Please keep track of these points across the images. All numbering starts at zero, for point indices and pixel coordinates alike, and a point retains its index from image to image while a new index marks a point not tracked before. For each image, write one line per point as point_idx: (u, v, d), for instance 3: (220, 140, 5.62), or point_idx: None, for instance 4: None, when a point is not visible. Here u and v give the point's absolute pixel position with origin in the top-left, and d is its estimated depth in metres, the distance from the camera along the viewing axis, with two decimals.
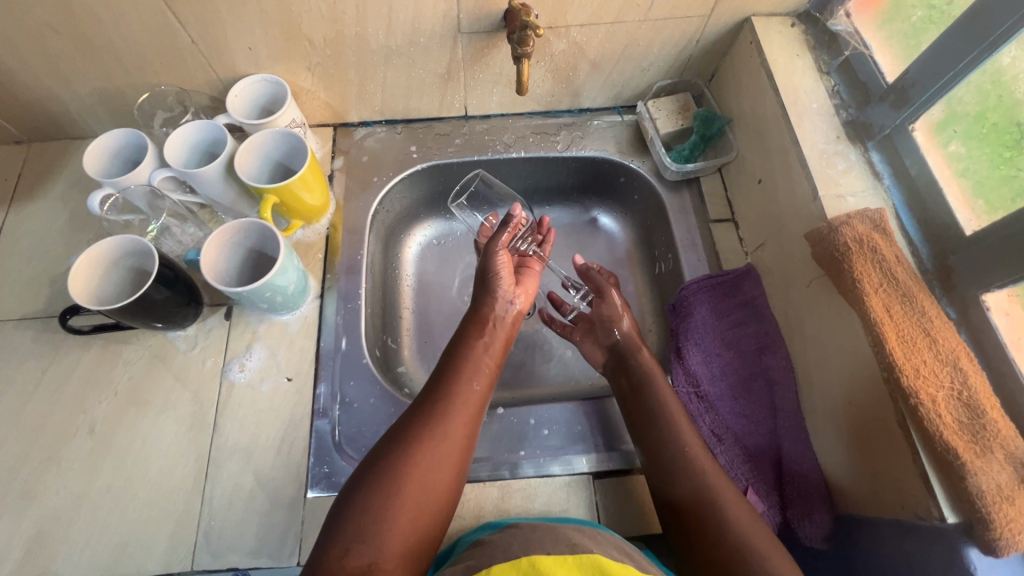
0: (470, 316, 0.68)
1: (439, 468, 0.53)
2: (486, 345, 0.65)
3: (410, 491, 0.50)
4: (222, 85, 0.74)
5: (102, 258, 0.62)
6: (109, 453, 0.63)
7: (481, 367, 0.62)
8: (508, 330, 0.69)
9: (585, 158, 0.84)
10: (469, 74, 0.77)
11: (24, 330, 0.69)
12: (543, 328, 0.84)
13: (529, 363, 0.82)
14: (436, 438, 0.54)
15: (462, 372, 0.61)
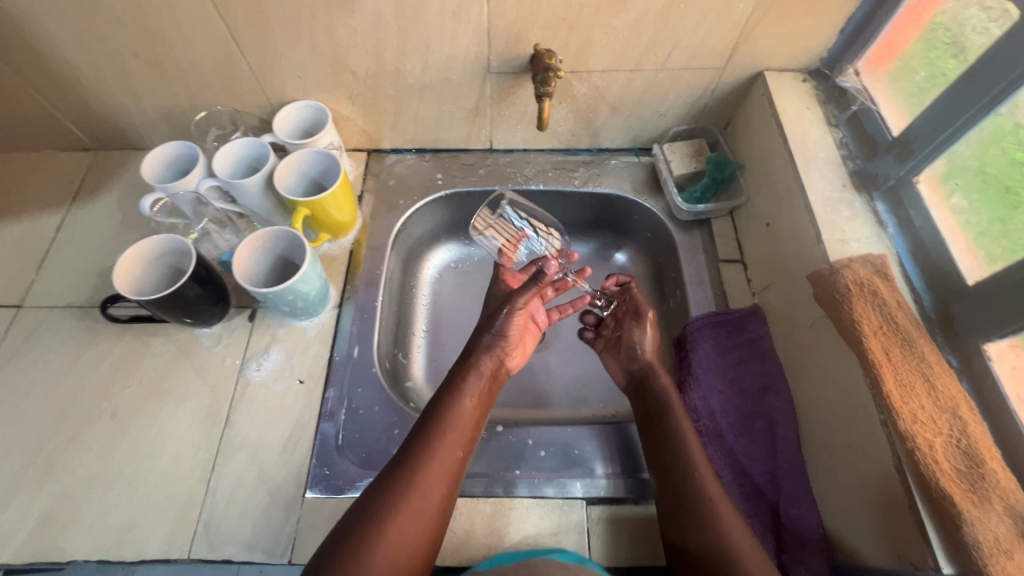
0: (463, 367, 0.65)
1: (410, 536, 0.52)
2: (473, 397, 0.63)
3: (381, 560, 0.50)
4: (271, 109, 0.81)
5: (157, 254, 0.68)
6: (128, 436, 0.66)
7: (465, 421, 0.61)
8: (493, 378, 0.67)
9: (612, 194, 0.88)
10: (496, 111, 0.82)
11: (67, 317, 0.74)
12: (549, 357, 0.86)
13: (535, 390, 0.83)
14: (409, 510, 0.53)
15: (443, 434, 0.58)
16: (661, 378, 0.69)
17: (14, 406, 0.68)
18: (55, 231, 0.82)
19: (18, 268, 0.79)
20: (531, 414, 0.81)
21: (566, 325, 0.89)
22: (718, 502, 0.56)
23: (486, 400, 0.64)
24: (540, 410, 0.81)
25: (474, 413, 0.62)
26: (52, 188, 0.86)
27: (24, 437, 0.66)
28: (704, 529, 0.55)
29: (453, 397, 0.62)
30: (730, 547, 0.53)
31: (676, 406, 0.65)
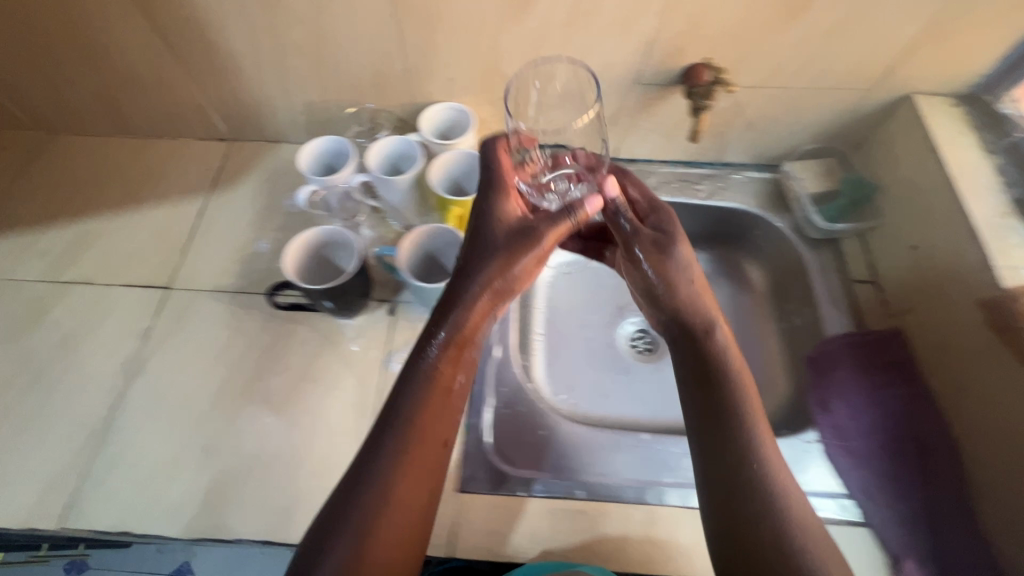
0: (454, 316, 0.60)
1: (401, 520, 0.51)
2: (442, 356, 0.59)
3: (380, 545, 0.49)
4: (412, 108, 0.83)
5: (322, 243, 0.70)
6: (282, 421, 0.68)
7: (438, 388, 0.58)
8: (484, 312, 0.62)
9: (737, 210, 0.89)
10: (631, 121, 0.83)
11: (216, 301, 0.77)
12: (664, 369, 0.87)
13: (655, 399, 0.84)
14: (397, 497, 0.51)
15: (421, 412, 0.56)
16: (715, 330, 0.61)
17: (171, 385, 0.70)
18: (197, 216, 0.85)
19: (164, 252, 0.81)
20: (648, 423, 0.82)
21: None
22: (782, 479, 0.51)
23: (469, 355, 0.61)
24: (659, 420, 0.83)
25: (448, 365, 0.59)
26: (192, 175, 0.89)
27: (181, 415, 0.68)
28: (762, 522, 0.49)
29: (426, 366, 0.58)
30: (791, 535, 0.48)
31: (730, 371, 0.58)
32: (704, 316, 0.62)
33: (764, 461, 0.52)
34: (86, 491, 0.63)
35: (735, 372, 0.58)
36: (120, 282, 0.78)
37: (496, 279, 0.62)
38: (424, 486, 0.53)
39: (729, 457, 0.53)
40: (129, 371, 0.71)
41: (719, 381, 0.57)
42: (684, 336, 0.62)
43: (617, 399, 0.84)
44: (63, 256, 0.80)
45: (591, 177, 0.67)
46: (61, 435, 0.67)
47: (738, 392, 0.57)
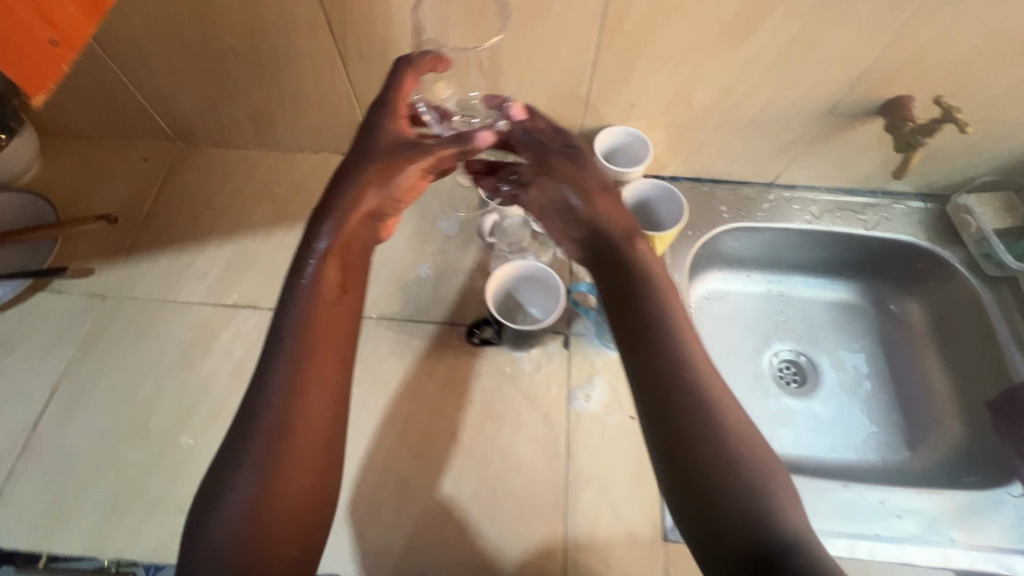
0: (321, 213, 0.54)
1: (298, 446, 0.47)
2: (327, 267, 0.52)
3: (284, 485, 0.46)
4: (579, 130, 0.80)
5: (519, 276, 0.71)
6: (474, 460, 0.67)
7: (323, 326, 0.50)
8: (361, 221, 0.55)
9: (905, 242, 0.86)
10: (805, 148, 0.80)
11: (385, 329, 0.75)
12: (816, 404, 0.88)
13: (811, 433, 0.85)
14: (297, 418, 0.47)
15: (322, 327, 0.51)
16: (638, 239, 0.56)
17: (356, 419, 0.69)
18: None
19: None
20: (811, 460, 0.83)
21: (829, 371, 0.90)
22: (730, 406, 0.46)
23: (359, 262, 0.55)
24: (821, 456, 0.83)
25: (337, 276, 0.53)
26: None
27: (371, 450, 0.67)
28: (711, 446, 0.44)
29: (306, 281, 0.51)
30: (720, 460, 0.43)
31: (661, 281, 0.53)
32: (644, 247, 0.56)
33: (695, 380, 0.47)
34: None
35: (655, 281, 0.52)
36: None
37: (373, 200, 0.55)
38: (327, 441, 0.49)
39: (653, 390, 0.47)
40: None
41: (634, 291, 0.52)
42: (624, 251, 0.55)
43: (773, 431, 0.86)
44: (225, 277, 0.78)
45: (500, 110, 0.64)
46: None
47: (665, 317, 0.50)
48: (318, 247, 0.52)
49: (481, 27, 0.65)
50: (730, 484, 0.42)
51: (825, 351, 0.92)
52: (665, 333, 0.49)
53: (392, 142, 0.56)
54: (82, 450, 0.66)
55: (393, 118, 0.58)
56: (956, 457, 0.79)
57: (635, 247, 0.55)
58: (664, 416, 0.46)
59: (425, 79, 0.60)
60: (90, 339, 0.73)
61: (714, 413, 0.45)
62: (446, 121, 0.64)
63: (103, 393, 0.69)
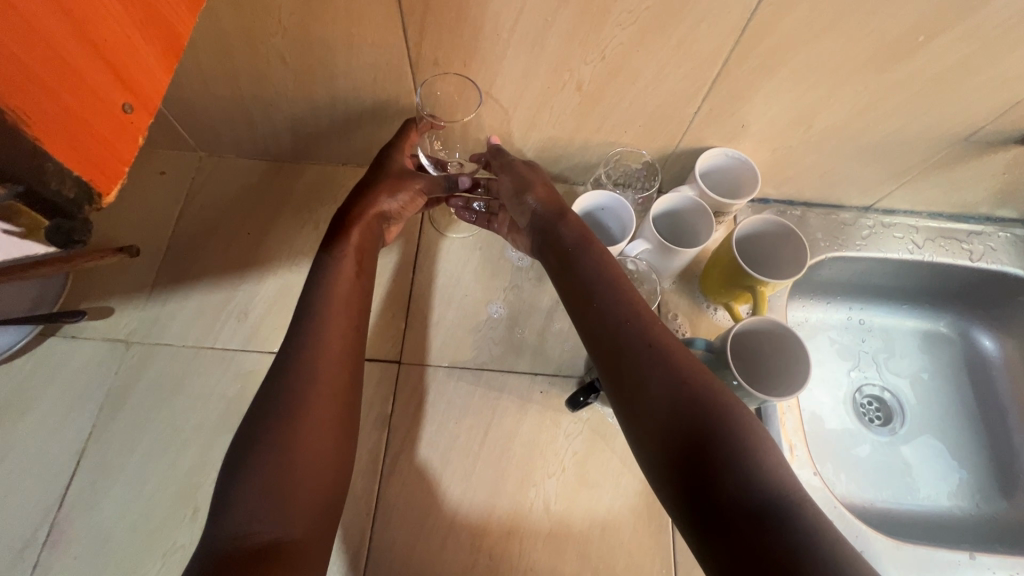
0: (339, 221, 0.61)
1: (322, 415, 0.50)
2: (347, 272, 0.58)
3: (306, 446, 0.48)
4: (672, 152, 0.71)
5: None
6: (571, 536, 0.59)
7: (340, 324, 0.55)
8: (373, 224, 0.63)
9: (1010, 273, 0.79)
10: (920, 175, 0.72)
11: (459, 381, 0.66)
12: (904, 449, 0.82)
13: (900, 480, 0.79)
14: (313, 385, 0.50)
15: (327, 299, 0.55)
16: (570, 215, 0.61)
17: (434, 489, 0.61)
18: (410, 270, 0.72)
19: (383, 315, 0.69)
20: (900, 508, 0.77)
21: (914, 408, 0.84)
22: (681, 352, 0.48)
23: (365, 257, 0.61)
24: (912, 504, 0.78)
25: (356, 278, 0.58)
26: None
27: (455, 527, 0.59)
28: (647, 386, 0.47)
29: (330, 272, 0.57)
30: (689, 397, 0.45)
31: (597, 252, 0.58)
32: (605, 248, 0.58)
33: (659, 329, 0.50)
34: None
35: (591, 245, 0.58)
36: None
37: (385, 204, 0.63)
38: (337, 436, 0.51)
39: (628, 376, 0.48)
40: (380, 471, 0.61)
41: (581, 259, 0.57)
42: (585, 247, 0.58)
43: (864, 480, 0.79)
44: (268, 319, 0.68)
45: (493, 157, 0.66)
46: None
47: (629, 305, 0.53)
48: (343, 249, 0.59)
49: (462, 104, 0.62)
50: (718, 444, 0.42)
51: (910, 385, 0.86)
52: (609, 288, 0.54)
53: (399, 178, 0.64)
54: (120, 534, 0.57)
55: (402, 151, 0.66)
56: None
57: (602, 249, 0.58)
58: (647, 395, 0.46)
59: (428, 135, 0.63)
60: (117, 395, 0.63)
61: (674, 353, 0.48)
62: (443, 169, 0.67)
63: (139, 461, 0.60)
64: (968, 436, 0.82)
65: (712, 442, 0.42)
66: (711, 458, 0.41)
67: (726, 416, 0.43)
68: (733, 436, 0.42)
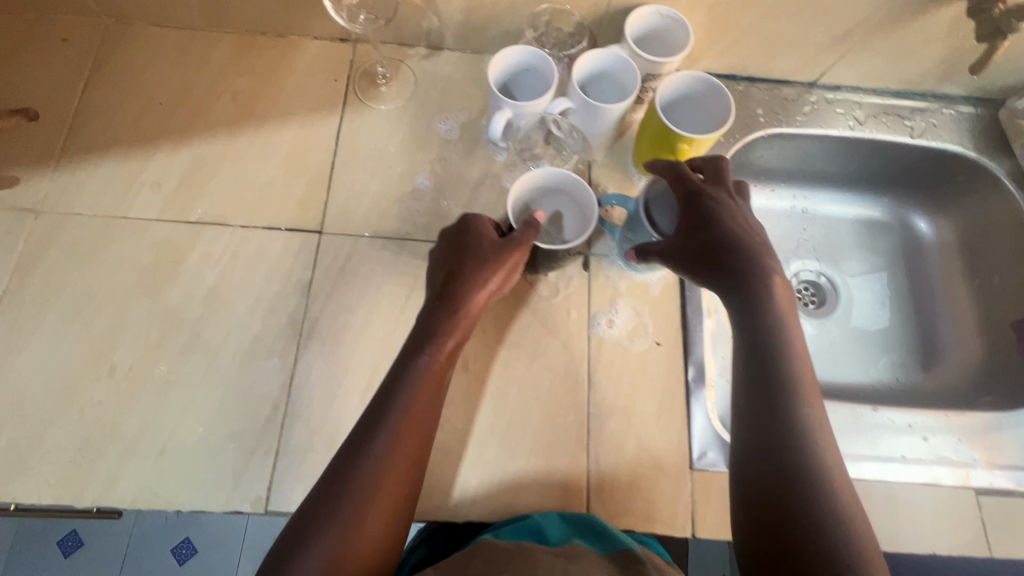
0: (476, 261, 0.56)
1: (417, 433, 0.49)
2: (437, 361, 0.52)
3: (397, 468, 0.47)
4: (605, 13, 0.67)
5: (539, 186, 0.62)
6: (488, 391, 0.61)
7: (413, 427, 0.48)
8: (475, 316, 0.55)
9: (950, 151, 0.78)
10: (864, 39, 0.69)
11: (380, 250, 0.65)
12: (834, 328, 0.83)
13: (828, 357, 0.81)
14: (424, 403, 0.50)
15: (458, 314, 0.54)
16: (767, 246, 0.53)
17: (354, 350, 0.61)
18: (333, 142, 0.70)
19: (304, 186, 0.67)
20: (826, 382, 0.80)
21: (847, 291, 0.85)
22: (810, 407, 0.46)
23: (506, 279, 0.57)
24: (835, 378, 0.80)
25: (442, 371, 0.52)
26: (316, 87, 0.72)
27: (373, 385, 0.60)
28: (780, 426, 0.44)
29: (419, 373, 0.51)
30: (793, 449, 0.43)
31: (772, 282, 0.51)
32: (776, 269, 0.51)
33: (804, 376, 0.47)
34: (285, 468, 0.56)
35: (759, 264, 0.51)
36: (260, 222, 0.65)
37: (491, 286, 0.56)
38: (410, 474, 0.48)
39: (767, 417, 0.45)
40: (299, 332, 0.61)
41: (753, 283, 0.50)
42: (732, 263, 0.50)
43: None
44: (183, 189, 0.66)
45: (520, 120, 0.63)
46: (239, 408, 0.58)
47: (798, 359, 0.48)
48: (445, 345, 0.53)
49: None
50: (815, 519, 0.40)
51: (847, 270, 0.86)
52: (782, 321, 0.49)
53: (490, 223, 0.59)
54: (36, 389, 0.57)
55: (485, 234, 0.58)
56: (979, 376, 0.76)
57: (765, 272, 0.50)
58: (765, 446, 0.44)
59: None
60: (28, 262, 0.62)
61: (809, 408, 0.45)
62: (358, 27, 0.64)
63: (53, 324, 0.59)
64: (899, 315, 0.83)
65: (804, 499, 0.41)
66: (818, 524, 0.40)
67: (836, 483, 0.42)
68: (835, 504, 0.41)
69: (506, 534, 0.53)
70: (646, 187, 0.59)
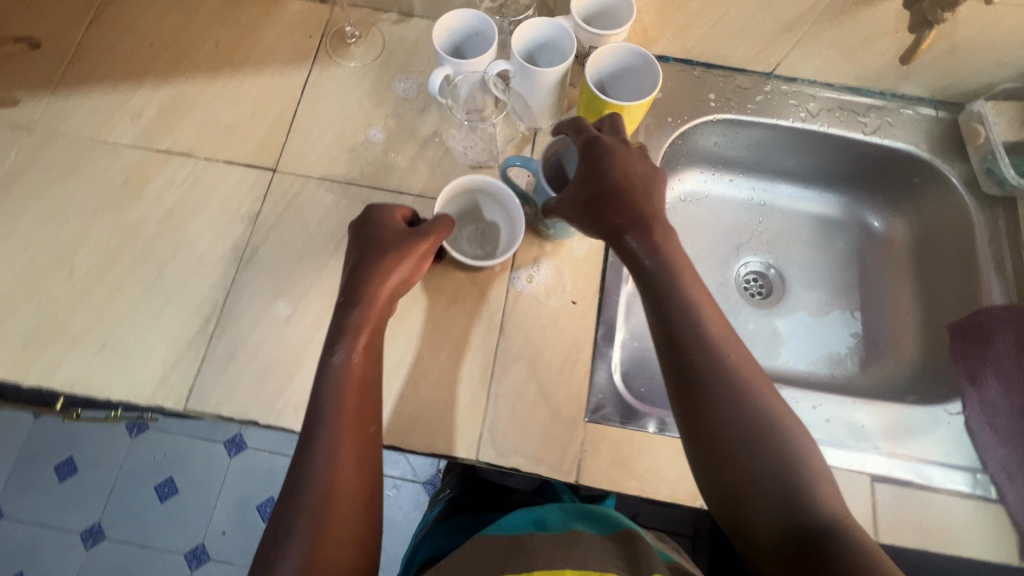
0: (378, 253, 0.57)
1: (352, 430, 0.49)
2: (353, 358, 0.53)
3: (343, 462, 0.47)
4: None
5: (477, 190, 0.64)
6: (404, 329, 0.65)
7: (348, 423, 0.49)
8: (384, 306, 0.57)
9: (904, 150, 0.78)
10: (813, 30, 0.71)
11: (326, 191, 0.70)
12: (775, 319, 0.83)
13: (765, 343, 0.81)
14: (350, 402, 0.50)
15: (364, 300, 0.56)
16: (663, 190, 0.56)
17: (287, 278, 0.66)
18: (300, 92, 0.75)
19: (266, 129, 0.73)
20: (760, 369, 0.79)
21: (795, 283, 0.85)
22: (727, 354, 0.47)
23: (411, 270, 0.58)
24: (768, 367, 0.79)
25: (361, 359, 0.53)
26: (291, 41, 0.78)
27: (299, 311, 0.65)
28: (709, 401, 0.45)
29: (335, 372, 0.51)
30: (727, 421, 0.45)
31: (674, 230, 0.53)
32: (666, 224, 0.53)
33: (718, 326, 0.48)
34: (207, 375, 0.61)
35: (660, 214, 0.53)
36: (222, 157, 0.71)
37: (394, 273, 0.57)
38: (362, 467, 0.48)
39: (697, 401, 0.46)
40: (241, 257, 0.67)
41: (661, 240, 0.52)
42: (638, 232, 0.52)
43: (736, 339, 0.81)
44: (159, 122, 0.73)
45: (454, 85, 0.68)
46: (176, 317, 0.64)
47: (710, 311, 0.49)
48: (365, 329, 0.54)
49: None
50: (761, 466, 0.43)
51: (797, 263, 0.86)
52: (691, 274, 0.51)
53: (398, 215, 0.61)
54: (5, 281, 0.64)
55: (391, 224, 0.60)
56: (911, 376, 0.75)
57: (665, 231, 0.52)
58: (704, 430, 0.45)
59: None
60: (15, 172, 0.69)
61: (730, 361, 0.47)
62: None
63: (28, 227, 0.67)
64: (844, 311, 0.83)
65: (753, 465, 0.43)
66: (767, 483, 0.43)
67: (772, 426, 0.44)
68: (783, 450, 0.44)
69: (513, 521, 0.55)
70: (547, 154, 0.61)
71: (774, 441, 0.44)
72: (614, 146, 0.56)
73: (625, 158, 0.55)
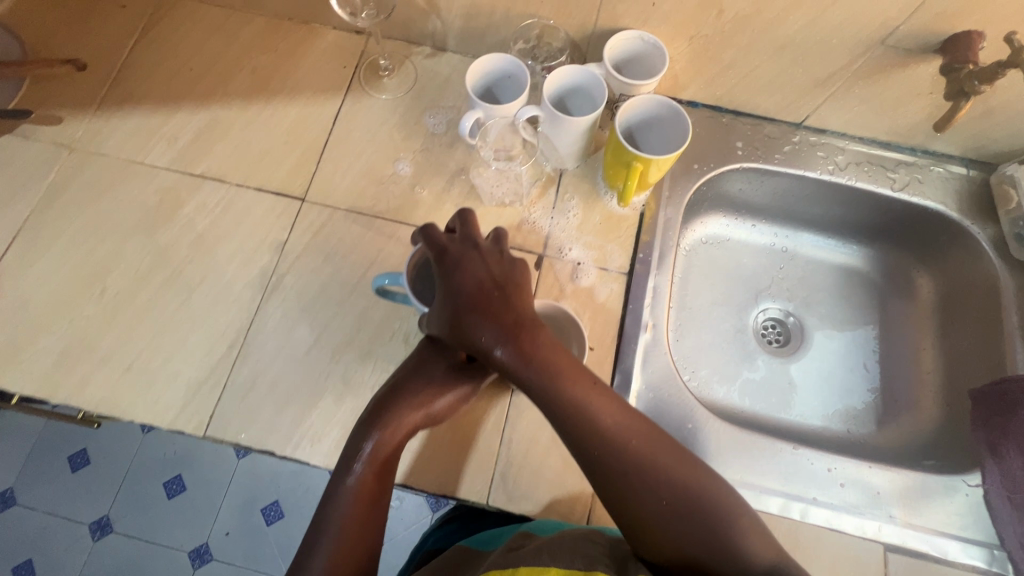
0: (418, 382, 0.56)
1: (353, 529, 0.49)
2: (366, 477, 0.52)
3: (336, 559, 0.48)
4: (592, 33, 0.71)
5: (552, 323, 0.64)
6: None
7: (348, 538, 0.49)
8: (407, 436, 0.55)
9: (931, 209, 0.77)
10: (846, 86, 0.71)
11: (352, 222, 0.71)
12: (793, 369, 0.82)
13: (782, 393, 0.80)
14: (361, 501, 0.50)
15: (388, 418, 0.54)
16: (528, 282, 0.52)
17: (310, 308, 0.67)
18: (331, 122, 0.77)
19: (296, 157, 0.75)
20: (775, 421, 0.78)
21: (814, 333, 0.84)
22: (621, 451, 0.47)
23: (447, 404, 0.57)
24: (784, 418, 0.78)
25: (373, 488, 0.51)
26: (325, 71, 0.79)
27: (320, 342, 0.66)
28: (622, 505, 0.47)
29: (347, 488, 0.51)
30: (642, 520, 0.46)
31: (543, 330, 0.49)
32: (538, 324, 0.50)
33: (611, 422, 0.47)
34: (228, 402, 0.63)
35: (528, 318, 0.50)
36: (253, 183, 0.73)
37: (431, 403, 0.56)
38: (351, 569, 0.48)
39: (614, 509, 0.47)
40: (266, 285, 0.68)
41: (534, 348, 0.48)
42: (509, 343, 0.48)
43: (753, 388, 0.80)
44: (194, 146, 0.74)
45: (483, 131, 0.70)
46: (201, 342, 0.65)
47: (598, 408, 0.48)
48: (388, 444, 0.53)
49: None
50: (685, 548, 0.45)
51: (817, 315, 0.85)
52: (571, 376, 0.48)
53: None
54: (38, 299, 0.66)
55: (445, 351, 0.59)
56: (930, 438, 0.74)
57: (535, 333, 0.49)
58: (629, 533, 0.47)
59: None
60: (55, 189, 0.71)
61: (628, 458, 0.47)
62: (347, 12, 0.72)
63: (63, 245, 0.69)
64: (865, 365, 0.82)
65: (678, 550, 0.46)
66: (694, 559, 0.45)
67: (685, 506, 0.46)
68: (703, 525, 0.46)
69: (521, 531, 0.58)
70: (407, 265, 0.56)
71: (691, 524, 0.45)
72: (463, 255, 0.52)
73: (475, 270, 0.51)
